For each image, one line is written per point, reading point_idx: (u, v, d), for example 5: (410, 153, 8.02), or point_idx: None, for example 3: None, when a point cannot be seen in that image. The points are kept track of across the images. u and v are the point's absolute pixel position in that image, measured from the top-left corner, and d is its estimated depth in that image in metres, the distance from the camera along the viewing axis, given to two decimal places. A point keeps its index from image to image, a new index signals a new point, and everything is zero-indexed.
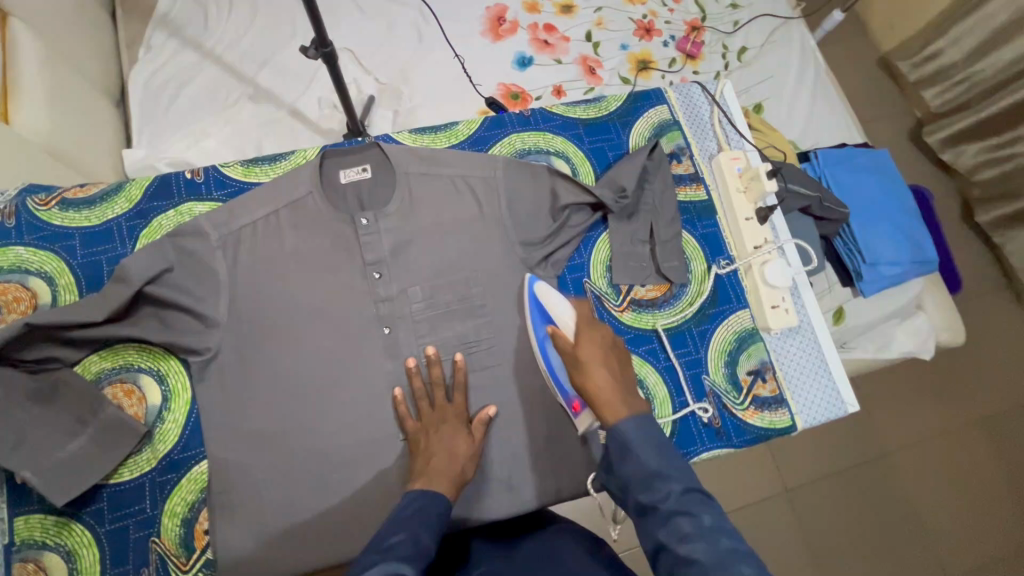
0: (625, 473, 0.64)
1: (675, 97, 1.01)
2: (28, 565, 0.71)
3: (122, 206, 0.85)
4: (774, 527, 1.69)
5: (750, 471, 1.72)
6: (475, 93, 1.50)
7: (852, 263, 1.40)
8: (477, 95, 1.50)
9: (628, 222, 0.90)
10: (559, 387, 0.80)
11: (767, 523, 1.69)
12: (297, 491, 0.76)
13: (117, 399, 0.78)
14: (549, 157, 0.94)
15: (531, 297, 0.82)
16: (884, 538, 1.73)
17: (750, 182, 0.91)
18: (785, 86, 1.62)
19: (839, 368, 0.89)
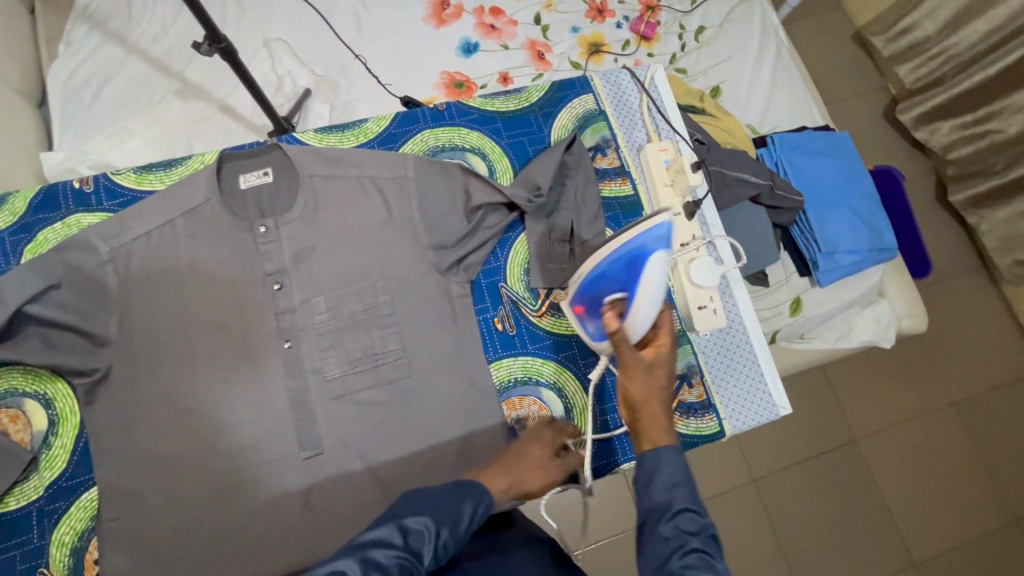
0: (661, 496, 0.59)
1: (602, 85, 0.95)
2: None
3: (7, 219, 0.80)
4: (739, 518, 1.67)
5: (715, 463, 1.70)
6: (417, 83, 1.43)
7: (809, 252, 1.35)
8: (420, 85, 1.43)
9: (545, 222, 0.85)
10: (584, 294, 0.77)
11: (732, 515, 1.67)
12: (191, 516, 0.73)
13: (1, 425, 0.74)
14: (464, 154, 0.89)
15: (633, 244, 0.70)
16: (852, 525, 1.71)
17: (676, 175, 0.86)
18: (745, 66, 1.56)
19: (771, 371, 0.85)
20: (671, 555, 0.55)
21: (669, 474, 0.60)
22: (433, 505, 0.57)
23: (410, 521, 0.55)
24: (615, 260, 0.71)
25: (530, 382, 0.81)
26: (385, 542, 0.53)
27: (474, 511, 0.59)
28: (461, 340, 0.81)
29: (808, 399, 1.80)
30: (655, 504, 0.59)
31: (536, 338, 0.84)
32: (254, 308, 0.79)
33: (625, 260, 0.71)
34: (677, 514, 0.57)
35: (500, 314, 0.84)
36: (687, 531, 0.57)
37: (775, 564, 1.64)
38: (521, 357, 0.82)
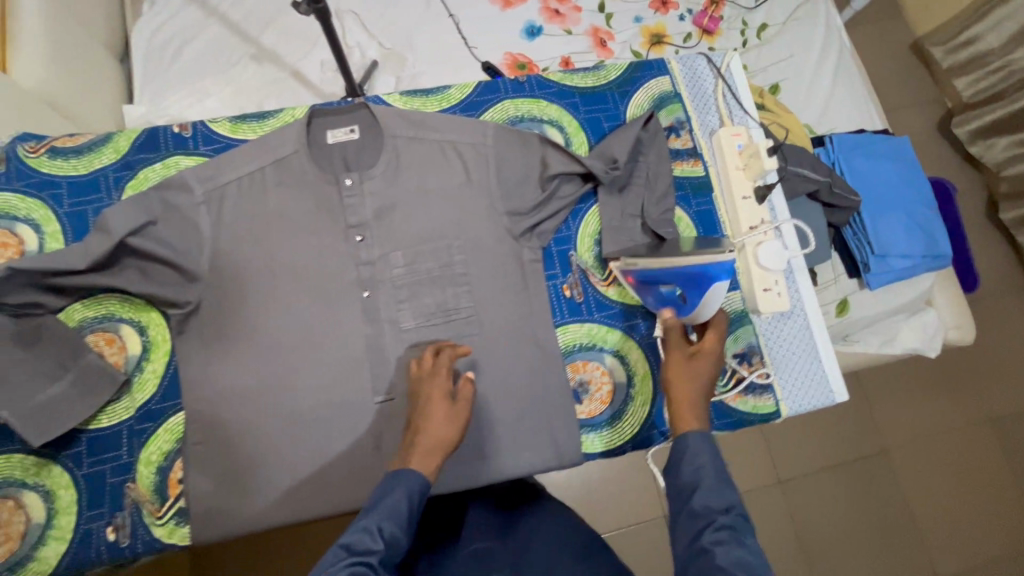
0: (688, 475, 0.63)
1: (678, 68, 0.96)
2: (8, 501, 0.73)
3: (111, 156, 0.85)
4: (765, 518, 1.67)
5: (744, 460, 1.71)
6: (494, 57, 1.47)
7: (860, 253, 1.35)
8: (496, 59, 1.47)
9: (619, 196, 0.88)
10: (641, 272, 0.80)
11: (758, 514, 1.67)
12: (270, 447, 0.77)
13: (99, 347, 0.80)
14: (542, 126, 0.91)
15: (702, 269, 0.71)
16: (877, 535, 1.70)
17: (750, 159, 0.87)
18: (806, 66, 1.55)
19: (830, 357, 0.86)
20: (699, 531, 0.58)
21: (692, 452, 0.64)
22: (365, 513, 0.62)
23: (348, 536, 0.60)
24: (683, 274, 0.73)
25: (595, 348, 0.83)
26: (331, 564, 0.57)
27: (406, 493, 0.63)
28: (531, 303, 0.83)
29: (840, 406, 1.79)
30: (682, 482, 0.63)
31: (602, 306, 0.85)
32: (336, 258, 0.83)
33: (692, 277, 0.73)
34: (704, 492, 0.61)
35: (569, 281, 0.86)
36: (716, 508, 0.60)
37: (797, 565, 1.65)
38: (587, 323, 0.84)
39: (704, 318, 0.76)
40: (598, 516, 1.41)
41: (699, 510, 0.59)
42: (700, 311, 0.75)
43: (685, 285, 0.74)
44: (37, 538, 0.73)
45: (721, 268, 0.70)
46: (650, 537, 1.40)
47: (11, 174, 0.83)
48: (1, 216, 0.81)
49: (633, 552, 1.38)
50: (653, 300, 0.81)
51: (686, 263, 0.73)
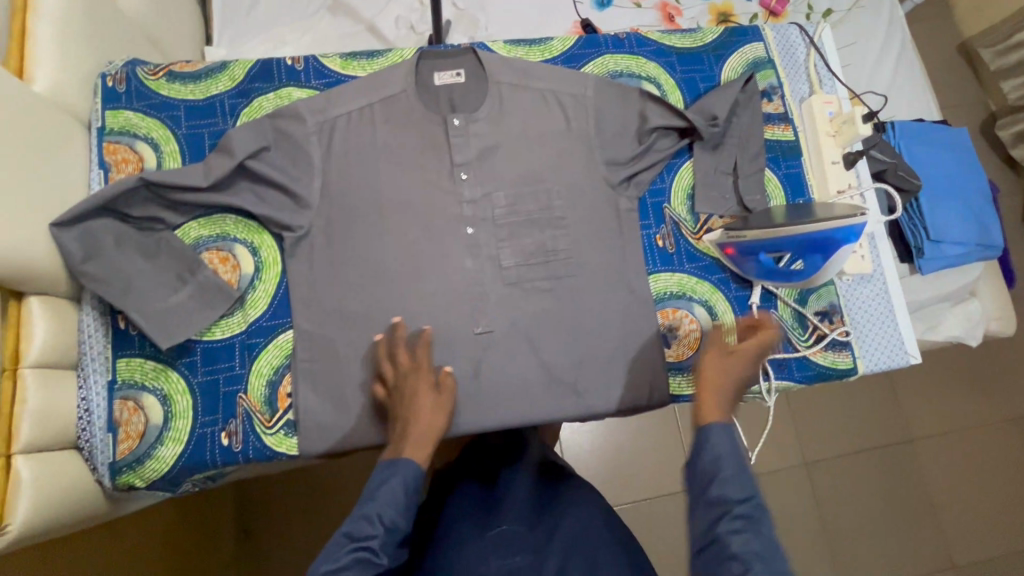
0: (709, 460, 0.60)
1: (773, 35, 0.98)
2: (128, 402, 0.77)
3: (226, 83, 0.88)
4: (789, 497, 1.69)
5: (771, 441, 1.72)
6: (566, 23, 1.48)
7: (915, 238, 1.37)
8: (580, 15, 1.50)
9: (713, 153, 0.90)
10: (746, 246, 0.82)
11: (783, 493, 1.69)
12: (375, 368, 0.80)
13: (213, 265, 0.83)
14: (639, 82, 0.94)
15: (826, 235, 0.76)
16: (896, 524, 1.72)
17: (842, 126, 0.90)
18: (868, 54, 1.57)
19: (907, 321, 0.89)
20: (715, 521, 0.57)
21: (713, 442, 0.62)
22: (363, 501, 0.65)
23: (348, 524, 0.63)
24: (801, 241, 0.77)
25: (684, 297, 0.87)
26: (333, 553, 0.61)
27: (401, 479, 0.66)
28: (626, 250, 0.86)
29: (870, 393, 1.80)
30: (701, 469, 0.60)
31: (692, 258, 0.88)
32: (441, 195, 0.86)
33: (811, 243, 0.77)
34: (721, 482, 0.58)
35: (662, 232, 0.89)
36: (733, 497, 0.58)
37: (820, 548, 1.66)
38: (678, 273, 0.87)
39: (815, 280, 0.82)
40: (632, 486, 1.41)
41: (713, 500, 0.58)
42: (818, 275, 0.81)
43: (801, 250, 0.79)
44: (154, 438, 0.77)
45: (850, 232, 0.75)
46: (681, 510, 1.41)
47: (131, 93, 0.85)
48: (121, 133, 0.84)
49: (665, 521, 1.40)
50: (754, 269, 0.84)
51: (810, 230, 0.76)
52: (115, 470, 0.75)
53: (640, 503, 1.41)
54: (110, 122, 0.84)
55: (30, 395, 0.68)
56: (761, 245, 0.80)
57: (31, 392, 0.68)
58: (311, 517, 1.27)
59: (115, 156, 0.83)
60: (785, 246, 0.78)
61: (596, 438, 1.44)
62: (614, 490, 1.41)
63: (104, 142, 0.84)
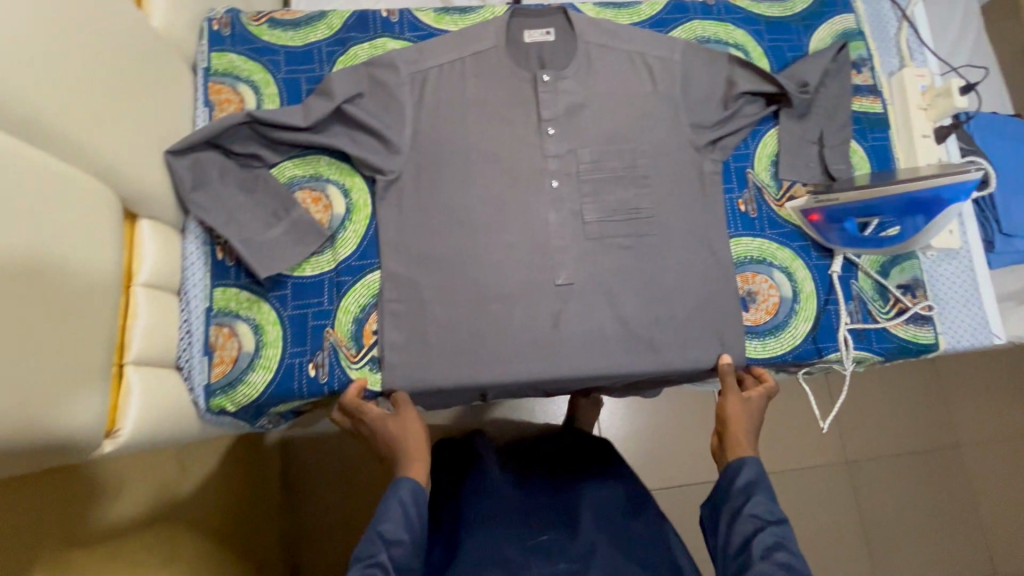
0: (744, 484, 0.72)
1: (863, 8, 0.97)
2: (224, 329, 0.81)
3: (324, 32, 0.91)
4: (828, 496, 1.58)
5: (811, 435, 1.61)
6: None
7: (986, 231, 1.33)
8: None
9: (799, 121, 0.90)
10: (836, 210, 0.81)
11: (822, 491, 1.59)
12: (458, 311, 0.82)
13: (306, 204, 0.86)
14: (726, 48, 0.94)
15: (928, 195, 0.75)
16: (940, 535, 1.60)
17: (935, 99, 0.89)
18: (941, 46, 1.54)
19: (991, 302, 0.87)
20: (751, 536, 0.67)
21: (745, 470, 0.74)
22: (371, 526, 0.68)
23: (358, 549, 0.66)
24: (898, 201, 0.77)
25: (765, 262, 0.87)
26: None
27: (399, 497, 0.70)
28: (709, 211, 0.87)
29: (919, 393, 1.66)
30: (739, 489, 0.72)
31: (774, 224, 0.88)
32: (527, 150, 0.87)
33: (910, 204, 0.76)
34: (755, 504, 0.70)
35: (744, 196, 0.89)
36: (766, 517, 0.68)
37: (858, 553, 1.56)
38: (759, 238, 0.87)
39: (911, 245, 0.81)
40: (674, 470, 1.38)
41: (749, 517, 0.69)
42: (917, 239, 0.79)
43: (899, 210, 0.78)
44: (246, 364, 0.80)
45: (959, 190, 0.73)
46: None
47: (235, 37, 0.89)
48: (225, 75, 0.88)
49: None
50: (842, 233, 0.83)
51: (910, 190, 0.75)
52: (209, 391, 0.79)
53: (679, 493, 1.37)
54: (215, 64, 0.88)
55: (141, 309, 0.71)
56: (854, 208, 0.80)
57: (142, 307, 0.72)
58: (357, 476, 1.27)
59: (219, 96, 0.87)
60: (881, 206, 0.78)
61: (638, 423, 1.41)
62: (653, 476, 1.38)
63: (209, 82, 0.87)
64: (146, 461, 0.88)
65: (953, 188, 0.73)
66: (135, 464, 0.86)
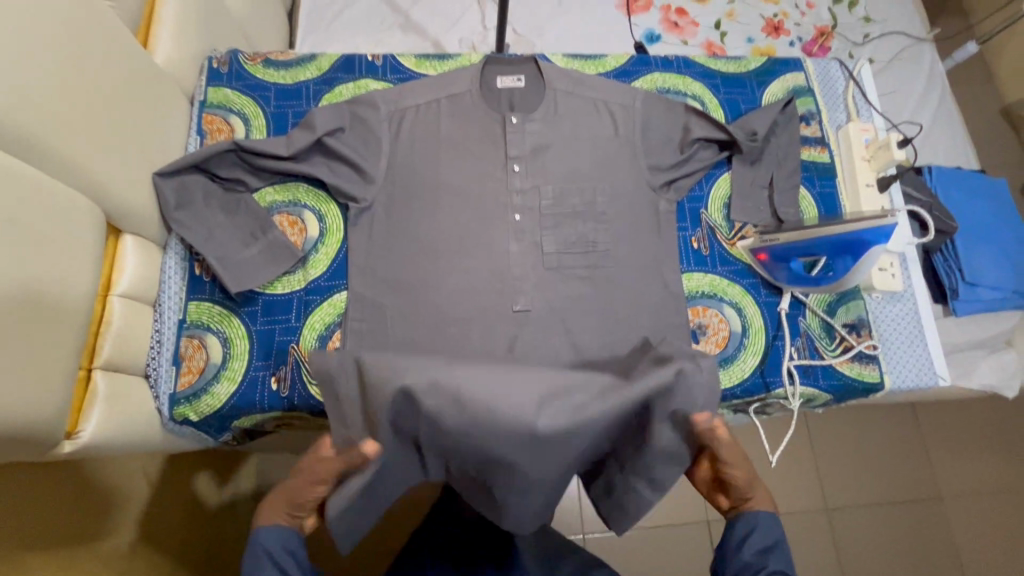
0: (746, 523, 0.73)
1: (813, 68, 1.05)
2: (194, 340, 0.85)
3: (313, 72, 0.99)
4: (810, 545, 1.53)
5: (792, 481, 1.58)
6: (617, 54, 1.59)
7: (950, 280, 1.37)
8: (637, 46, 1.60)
9: (750, 167, 0.96)
10: (778, 249, 0.86)
11: (803, 540, 1.54)
12: (417, 333, 0.86)
13: (283, 227, 0.91)
14: (685, 98, 1.01)
15: (851, 236, 0.79)
16: None
17: (877, 152, 0.95)
18: (905, 105, 1.63)
19: (935, 344, 0.90)
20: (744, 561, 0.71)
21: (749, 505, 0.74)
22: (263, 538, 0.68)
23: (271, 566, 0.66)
24: (827, 240, 0.81)
25: (715, 296, 0.91)
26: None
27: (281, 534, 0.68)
28: (663, 248, 0.91)
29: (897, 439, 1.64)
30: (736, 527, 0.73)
31: (725, 261, 0.93)
32: (494, 185, 0.93)
33: (838, 244, 0.80)
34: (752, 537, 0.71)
35: (697, 234, 0.94)
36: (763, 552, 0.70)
37: None
38: (710, 274, 0.92)
39: (848, 285, 0.83)
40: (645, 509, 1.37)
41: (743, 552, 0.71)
42: (848, 279, 0.82)
43: (830, 250, 0.82)
44: (212, 375, 0.84)
45: (879, 232, 0.77)
46: (693, 539, 1.36)
47: (232, 74, 0.98)
48: (219, 107, 0.96)
49: (674, 548, 1.35)
50: (786, 273, 0.87)
51: (838, 230, 0.80)
52: (174, 400, 0.82)
53: (647, 533, 1.36)
54: (211, 97, 0.96)
55: (114, 319, 0.76)
56: (792, 246, 0.85)
57: (116, 316, 0.76)
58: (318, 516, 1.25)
59: (211, 125, 0.94)
60: (814, 246, 0.83)
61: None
62: None
63: (204, 113, 0.95)
64: (111, 468, 0.90)
65: (872, 229, 0.77)
66: (99, 470, 0.87)
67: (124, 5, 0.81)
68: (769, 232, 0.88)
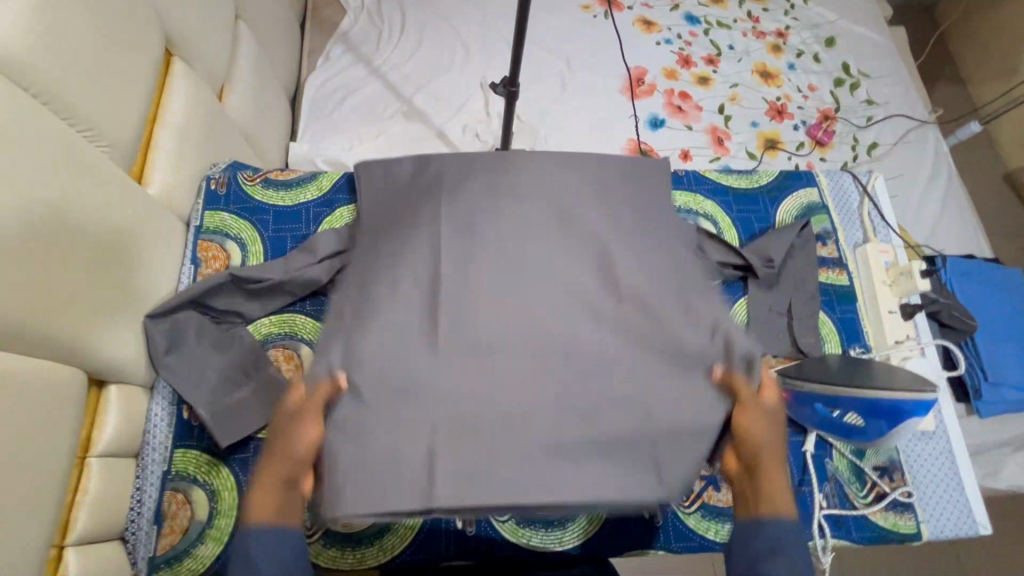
0: None
1: (827, 183, 1.03)
2: (178, 495, 0.78)
3: (314, 192, 0.98)
4: None
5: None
6: (620, 141, 1.59)
7: (971, 378, 1.32)
8: (639, 133, 1.61)
9: (767, 291, 0.92)
10: (809, 398, 0.79)
11: None
12: None
13: (278, 362, 0.87)
14: (697, 217, 0.98)
15: (892, 404, 0.74)
16: None
17: (899, 278, 0.92)
18: (913, 189, 1.61)
19: (973, 487, 0.85)
20: None
21: None
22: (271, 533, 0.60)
23: None
24: (863, 403, 0.75)
25: None
26: None
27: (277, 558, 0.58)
28: None
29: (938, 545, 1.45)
30: None
31: None
32: None
33: (876, 406, 0.75)
34: None
35: None
36: None
37: None
38: None
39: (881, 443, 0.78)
40: None
41: None
42: (886, 437, 0.77)
43: (864, 408, 0.76)
44: (197, 535, 0.77)
45: (921, 404, 0.73)
46: None
47: (230, 197, 0.96)
48: (215, 232, 0.93)
49: None
50: (814, 416, 0.80)
51: (876, 394, 0.74)
52: (154, 565, 0.75)
53: None
54: (207, 222, 0.94)
55: (91, 487, 0.70)
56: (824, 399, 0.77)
57: (93, 482, 0.71)
58: None
59: (207, 253, 0.91)
60: (850, 404, 0.76)
61: None
62: None
63: (199, 239, 0.92)
64: None
65: (918, 400, 0.73)
66: None
67: (119, 146, 0.78)
68: (795, 372, 0.82)
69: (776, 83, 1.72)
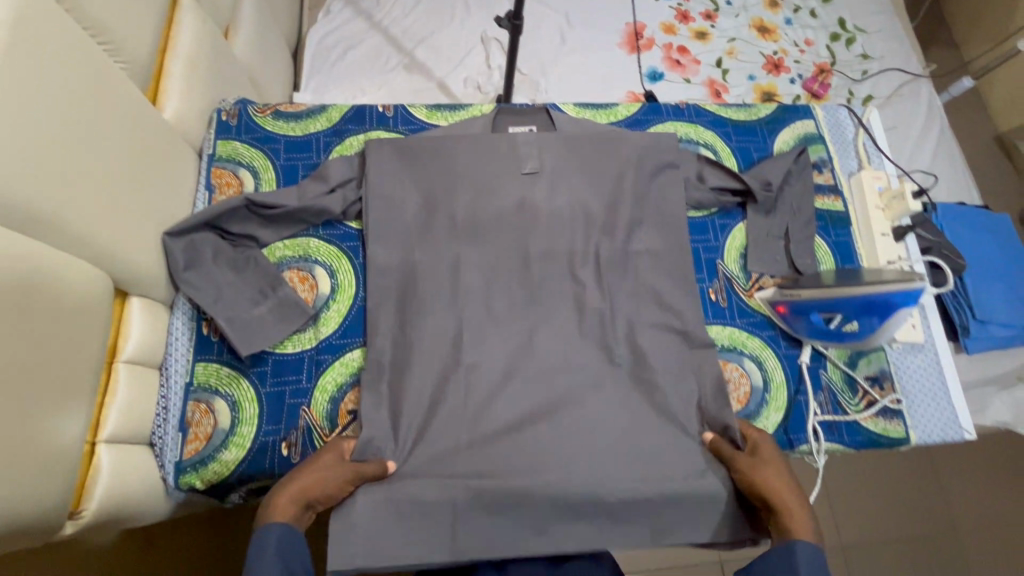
0: None
1: (822, 115, 1.06)
2: (201, 405, 0.82)
3: (323, 124, 1.00)
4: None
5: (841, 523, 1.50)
6: (620, 94, 1.61)
7: (960, 317, 1.36)
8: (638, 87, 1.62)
9: (765, 217, 0.95)
10: (804, 306, 0.85)
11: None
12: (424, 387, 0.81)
13: (293, 283, 0.89)
14: (697, 146, 1.01)
15: (882, 299, 0.81)
16: None
17: (891, 201, 0.96)
18: (906, 140, 1.65)
19: (960, 397, 0.89)
20: None
21: None
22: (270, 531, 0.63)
23: None
24: (856, 303, 0.82)
25: (735, 350, 0.88)
26: None
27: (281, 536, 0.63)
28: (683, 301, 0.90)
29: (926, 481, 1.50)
30: None
31: (744, 313, 0.91)
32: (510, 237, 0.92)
33: (867, 304, 0.82)
34: None
35: (714, 285, 0.92)
36: None
37: None
38: (730, 327, 0.90)
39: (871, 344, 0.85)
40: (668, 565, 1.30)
41: None
42: (876, 336, 0.83)
43: (857, 309, 0.82)
44: (220, 442, 0.80)
45: (908, 295, 0.80)
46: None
47: (241, 127, 0.98)
48: (228, 160, 0.95)
49: None
50: (808, 328, 0.86)
51: (869, 292, 0.81)
52: (180, 468, 0.79)
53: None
54: (220, 150, 0.96)
55: (119, 388, 0.73)
56: (818, 305, 0.84)
57: (121, 385, 0.74)
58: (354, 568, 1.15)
59: (221, 180, 0.93)
60: (843, 306, 0.83)
61: None
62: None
63: (212, 167, 0.94)
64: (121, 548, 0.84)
65: (905, 291, 0.80)
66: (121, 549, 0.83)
67: (136, 65, 0.80)
68: (789, 286, 0.88)
69: (773, 38, 1.74)
